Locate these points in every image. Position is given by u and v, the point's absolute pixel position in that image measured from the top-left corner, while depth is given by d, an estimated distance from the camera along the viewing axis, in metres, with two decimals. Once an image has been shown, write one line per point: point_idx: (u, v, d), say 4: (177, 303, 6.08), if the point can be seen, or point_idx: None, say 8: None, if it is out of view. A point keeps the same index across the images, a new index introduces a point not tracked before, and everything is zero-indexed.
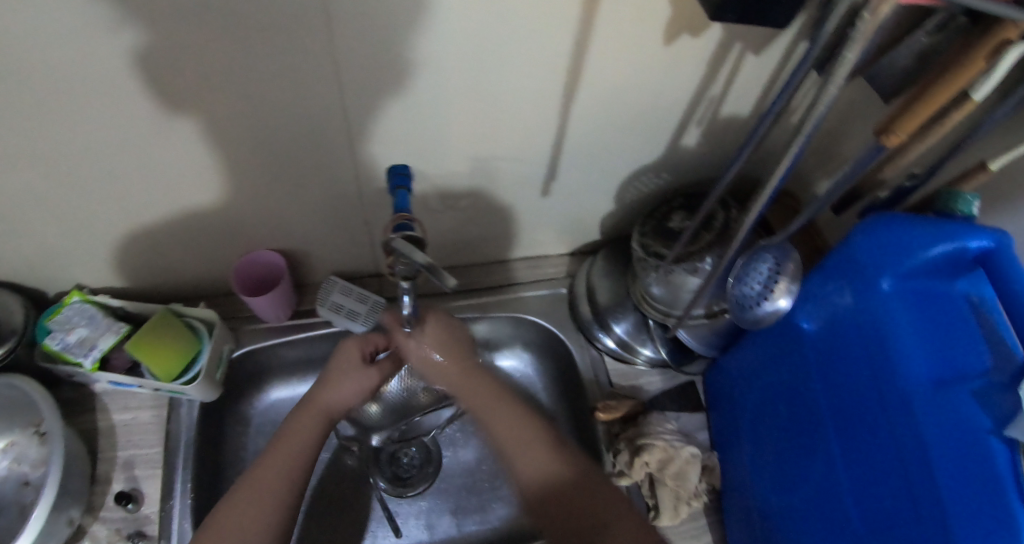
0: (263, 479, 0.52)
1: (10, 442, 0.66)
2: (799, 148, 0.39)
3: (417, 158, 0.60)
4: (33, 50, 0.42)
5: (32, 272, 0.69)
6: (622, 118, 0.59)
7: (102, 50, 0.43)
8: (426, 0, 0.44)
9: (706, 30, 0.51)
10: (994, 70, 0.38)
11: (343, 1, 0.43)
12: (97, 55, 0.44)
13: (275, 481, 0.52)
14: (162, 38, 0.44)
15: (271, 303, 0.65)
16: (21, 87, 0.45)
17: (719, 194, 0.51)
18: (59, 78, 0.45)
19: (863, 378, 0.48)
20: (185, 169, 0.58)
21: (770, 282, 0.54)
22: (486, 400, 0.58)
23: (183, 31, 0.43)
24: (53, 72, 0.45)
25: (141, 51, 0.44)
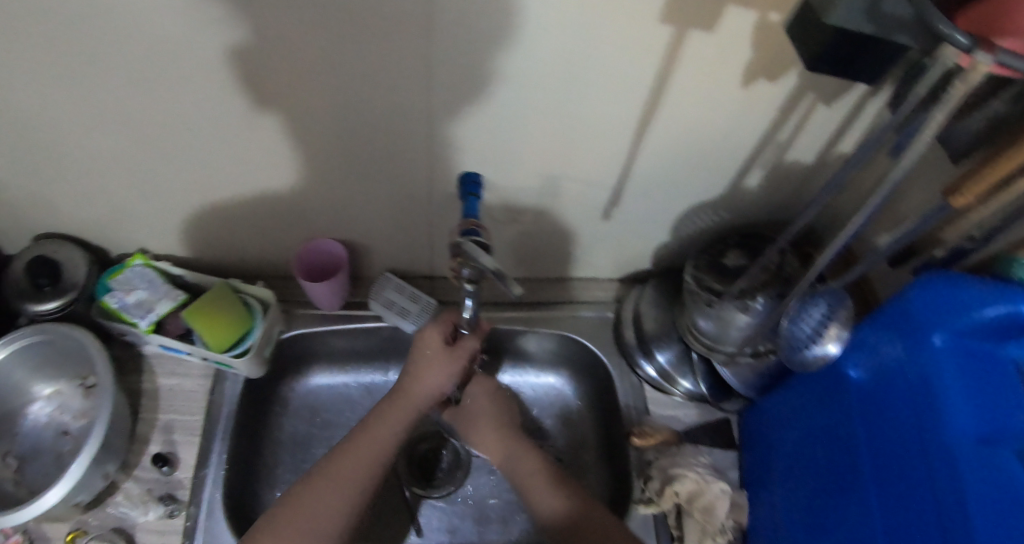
0: (333, 479, 0.57)
1: (55, 390, 0.69)
2: (874, 204, 0.42)
3: (490, 167, 0.62)
4: (164, 22, 0.46)
5: (102, 230, 0.72)
6: (690, 152, 0.62)
7: (225, 28, 0.47)
8: (528, 19, 0.47)
9: (783, 76, 0.54)
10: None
11: (451, 12, 0.46)
12: (219, 33, 0.47)
13: (348, 484, 0.57)
14: (279, 25, 0.47)
15: (328, 291, 0.67)
16: (140, 53, 0.49)
17: (791, 233, 0.52)
18: (176, 49, 0.49)
19: (907, 429, 0.48)
20: (268, 152, 0.61)
21: (820, 326, 0.56)
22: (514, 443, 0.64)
23: (299, 20, 0.46)
24: (172, 43, 0.48)
25: (258, 34, 0.48)
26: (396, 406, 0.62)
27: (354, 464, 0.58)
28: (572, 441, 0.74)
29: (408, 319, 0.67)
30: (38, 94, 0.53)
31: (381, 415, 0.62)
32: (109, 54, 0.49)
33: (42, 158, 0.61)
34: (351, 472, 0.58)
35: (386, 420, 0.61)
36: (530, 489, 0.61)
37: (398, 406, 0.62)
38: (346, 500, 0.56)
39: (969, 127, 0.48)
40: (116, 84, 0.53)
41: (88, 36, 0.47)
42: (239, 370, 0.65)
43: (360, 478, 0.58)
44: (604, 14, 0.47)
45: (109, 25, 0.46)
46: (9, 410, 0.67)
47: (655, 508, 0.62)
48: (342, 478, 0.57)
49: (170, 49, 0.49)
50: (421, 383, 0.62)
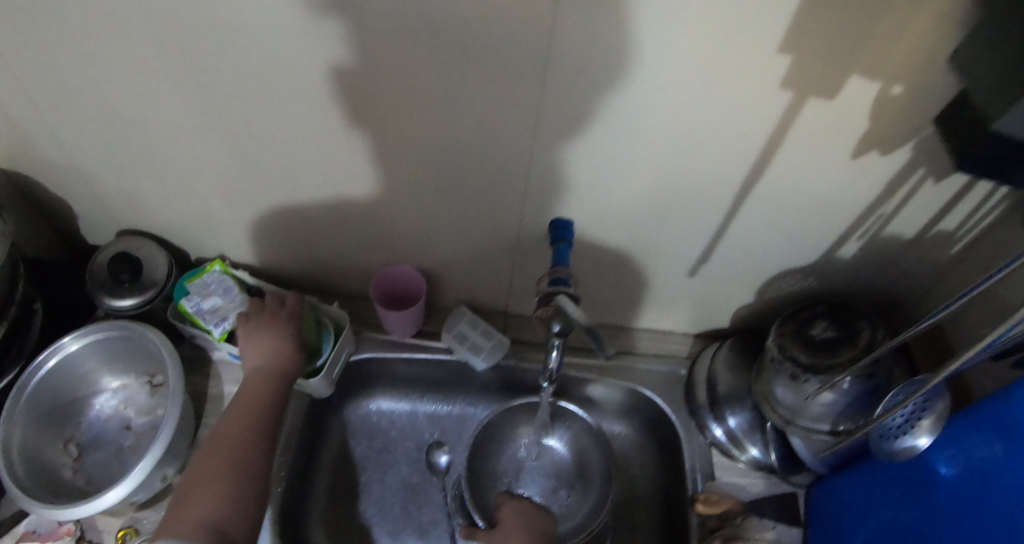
0: (213, 464, 0.51)
1: (122, 384, 0.70)
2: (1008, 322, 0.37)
3: (582, 214, 0.61)
4: (283, 44, 0.47)
5: (185, 233, 0.73)
6: (788, 217, 0.60)
7: (338, 55, 0.48)
8: (642, 72, 0.47)
9: (898, 149, 0.52)
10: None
11: (567, 58, 0.46)
12: (331, 57, 0.48)
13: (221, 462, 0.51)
14: (392, 56, 0.47)
15: (402, 320, 0.67)
16: (252, 68, 0.50)
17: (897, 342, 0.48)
18: (286, 67, 0.49)
19: (1000, 539, 0.45)
20: (356, 174, 0.61)
21: (912, 416, 0.52)
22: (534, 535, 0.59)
23: (412, 49, 0.47)
24: (284, 61, 0.49)
25: (369, 62, 0.48)
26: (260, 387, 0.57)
27: (234, 439, 0.54)
28: (630, 495, 0.71)
29: (479, 356, 0.67)
30: (148, 99, 0.55)
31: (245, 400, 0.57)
32: (223, 67, 0.50)
33: (138, 157, 0.62)
34: (230, 464, 0.51)
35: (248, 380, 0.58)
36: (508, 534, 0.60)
37: (252, 396, 0.57)
38: (240, 483, 0.50)
39: None
40: (224, 96, 0.53)
41: (206, 49, 0.48)
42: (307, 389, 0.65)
43: (241, 464, 0.52)
44: (720, 71, 0.46)
45: (228, 38, 0.47)
46: (77, 399, 0.68)
47: None
48: (217, 457, 0.52)
49: (282, 66, 0.50)
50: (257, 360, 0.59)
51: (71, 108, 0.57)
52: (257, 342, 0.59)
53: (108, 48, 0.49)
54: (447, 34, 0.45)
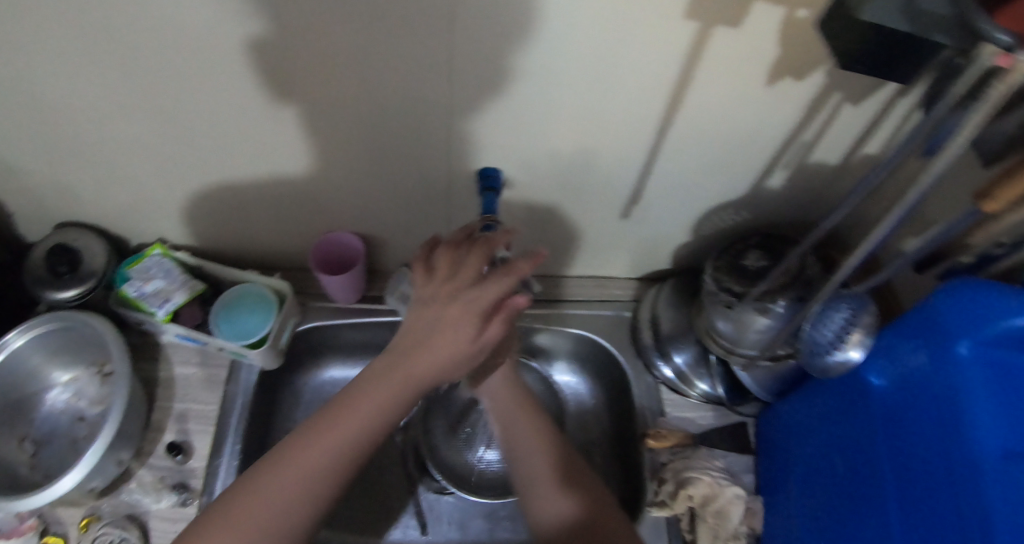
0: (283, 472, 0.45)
1: (72, 377, 0.70)
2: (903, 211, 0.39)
3: (510, 162, 0.62)
4: (178, 14, 0.46)
5: (122, 219, 0.72)
6: (712, 151, 0.60)
7: (237, 24, 0.47)
8: (543, 17, 0.46)
9: (811, 75, 0.52)
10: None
11: (471, 8, 0.45)
12: (229, 27, 0.47)
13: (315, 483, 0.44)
14: (292, 20, 0.46)
15: (343, 284, 0.67)
16: (155, 42, 0.49)
17: (816, 239, 0.50)
18: (189, 38, 0.48)
19: (933, 443, 0.47)
20: (283, 143, 0.60)
21: (843, 332, 0.53)
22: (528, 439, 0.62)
23: (313, 7, 0.45)
24: (185, 32, 0.48)
25: (273, 30, 0.48)
26: (389, 379, 0.46)
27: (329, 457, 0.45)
28: (583, 440, 0.74)
29: None
30: (56, 82, 0.53)
31: (365, 393, 0.46)
32: (124, 43, 0.49)
33: (57, 146, 0.61)
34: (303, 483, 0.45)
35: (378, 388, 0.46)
36: (541, 483, 0.59)
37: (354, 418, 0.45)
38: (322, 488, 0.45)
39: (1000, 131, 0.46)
40: (133, 73, 0.52)
41: (103, 25, 0.47)
42: (253, 361, 0.66)
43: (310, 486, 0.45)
44: (624, 8, 0.45)
45: (124, 14, 0.46)
46: (28, 395, 0.68)
47: (668, 511, 0.61)
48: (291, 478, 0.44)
49: (188, 39, 0.48)
50: (418, 362, 0.46)
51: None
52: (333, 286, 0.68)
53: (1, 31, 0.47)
54: None
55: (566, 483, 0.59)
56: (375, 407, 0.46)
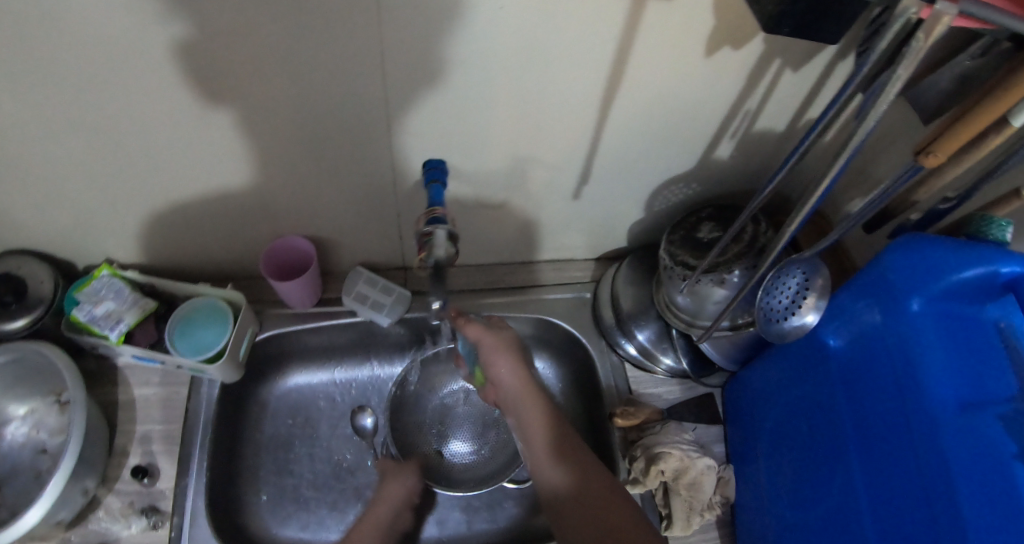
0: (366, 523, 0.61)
1: (30, 409, 0.66)
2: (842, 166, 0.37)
3: (455, 153, 0.61)
4: (88, 28, 0.43)
5: (64, 242, 0.69)
6: (659, 125, 0.59)
7: (157, 33, 0.44)
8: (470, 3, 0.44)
9: (748, 44, 0.51)
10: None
11: None
12: (147, 36, 0.44)
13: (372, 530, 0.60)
14: (211, 24, 0.44)
15: (299, 289, 0.67)
16: (64, 60, 0.46)
17: (755, 208, 0.50)
18: (103, 52, 0.45)
19: (889, 400, 0.47)
20: (223, 152, 0.58)
21: (798, 297, 0.53)
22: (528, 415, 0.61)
23: (226, 9, 0.43)
24: (98, 46, 0.45)
25: (191, 36, 0.45)
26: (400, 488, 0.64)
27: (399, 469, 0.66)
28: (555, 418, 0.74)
29: (383, 313, 0.68)
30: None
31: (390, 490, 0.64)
32: (33, 63, 0.46)
33: None
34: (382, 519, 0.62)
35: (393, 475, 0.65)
36: (537, 456, 0.60)
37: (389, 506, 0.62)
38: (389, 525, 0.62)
39: (938, 85, 0.45)
40: (47, 94, 0.49)
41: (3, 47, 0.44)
42: (213, 375, 0.65)
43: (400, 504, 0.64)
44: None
45: (21, 32, 0.43)
46: None
47: (642, 488, 0.62)
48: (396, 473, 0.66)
49: (98, 52, 0.45)
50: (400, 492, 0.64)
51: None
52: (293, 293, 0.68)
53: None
54: None
55: (560, 460, 0.59)
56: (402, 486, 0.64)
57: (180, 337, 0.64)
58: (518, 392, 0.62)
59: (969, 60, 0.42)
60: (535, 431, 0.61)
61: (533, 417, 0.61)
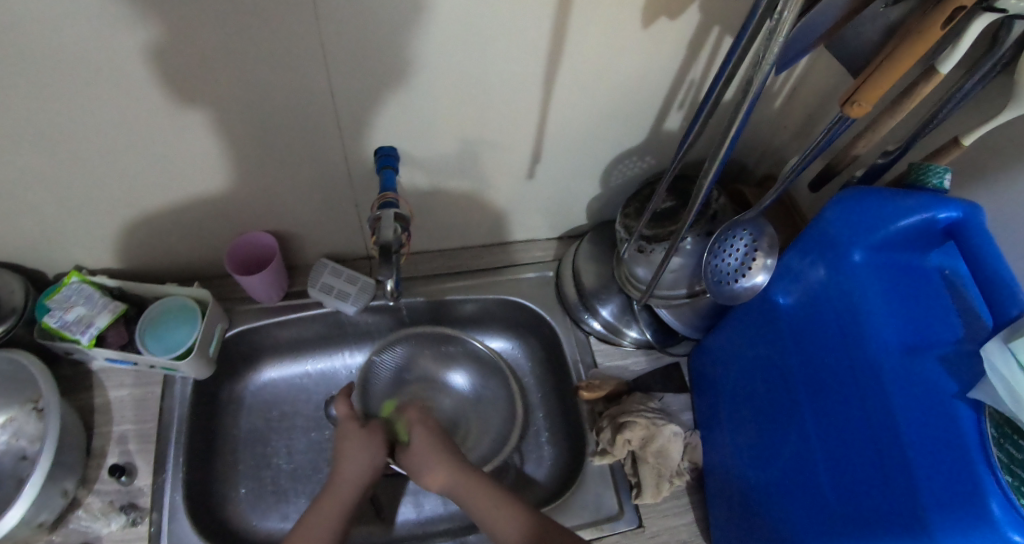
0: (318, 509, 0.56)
1: (9, 418, 0.66)
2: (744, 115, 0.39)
3: (404, 140, 0.61)
4: (16, 38, 0.43)
5: (30, 254, 0.69)
6: (606, 99, 0.59)
7: (84, 38, 0.44)
8: None
9: (684, 12, 0.50)
10: (963, 34, 0.37)
11: None
12: (77, 42, 0.44)
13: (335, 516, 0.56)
14: (138, 25, 0.44)
15: (264, 282, 0.68)
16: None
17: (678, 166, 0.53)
18: (35, 60, 0.45)
19: (837, 353, 0.47)
20: (175, 153, 0.58)
21: (746, 259, 0.53)
22: (479, 500, 0.56)
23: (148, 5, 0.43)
24: (30, 54, 0.45)
25: (119, 40, 0.45)
26: (365, 460, 0.60)
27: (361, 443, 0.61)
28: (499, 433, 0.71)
29: (348, 302, 0.69)
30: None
31: (349, 462, 0.60)
32: None
33: None
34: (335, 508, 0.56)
35: (353, 449, 0.61)
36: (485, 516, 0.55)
37: (340, 491, 0.58)
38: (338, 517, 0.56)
39: (863, 37, 0.42)
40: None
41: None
42: (186, 372, 0.66)
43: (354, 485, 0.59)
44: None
45: None
46: None
47: (611, 458, 0.63)
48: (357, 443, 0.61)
49: (25, 58, 0.45)
50: (353, 469, 0.59)
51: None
52: (257, 287, 0.68)
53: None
54: None
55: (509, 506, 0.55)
56: (363, 460, 0.60)
57: (149, 335, 0.66)
58: (451, 467, 0.59)
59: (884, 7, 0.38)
60: (481, 498, 0.56)
61: (481, 501, 0.56)
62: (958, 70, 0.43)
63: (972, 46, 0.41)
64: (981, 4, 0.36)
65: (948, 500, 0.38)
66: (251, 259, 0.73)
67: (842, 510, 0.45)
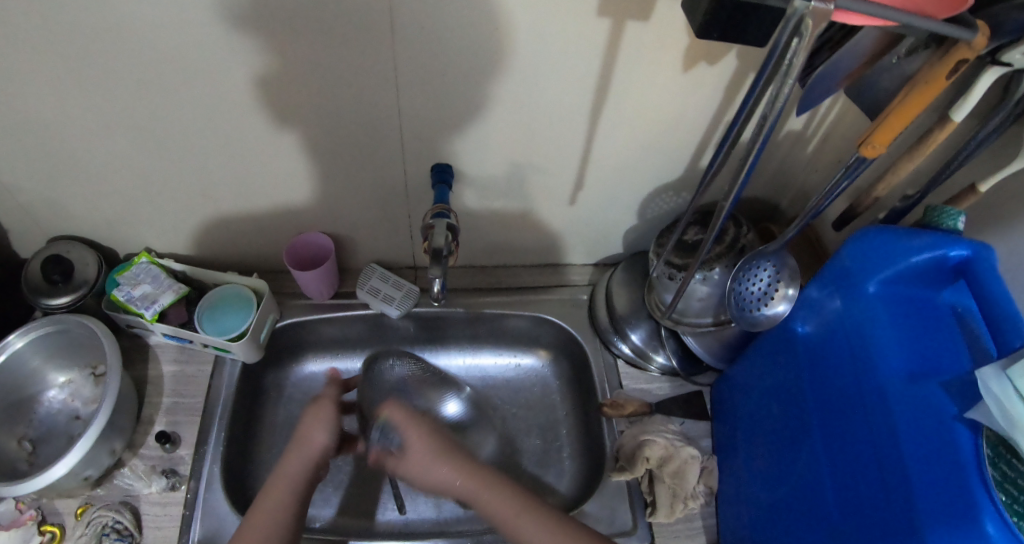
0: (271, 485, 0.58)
1: (68, 379, 0.71)
2: (750, 165, 0.43)
3: (459, 158, 0.67)
4: (150, 37, 0.51)
5: (110, 232, 0.76)
6: (645, 134, 0.65)
7: (204, 44, 0.52)
8: (470, 21, 0.51)
9: (722, 58, 0.56)
10: (973, 87, 0.42)
11: (408, 13, 0.50)
12: (197, 47, 0.52)
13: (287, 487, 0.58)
14: (250, 37, 0.52)
15: (316, 280, 0.74)
16: (127, 65, 0.53)
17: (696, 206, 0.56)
18: (160, 59, 0.53)
19: (847, 377, 0.50)
20: (255, 154, 0.65)
21: (771, 286, 0.56)
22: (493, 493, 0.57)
23: (262, 21, 0.50)
24: (157, 54, 0.53)
25: (230, 48, 0.53)
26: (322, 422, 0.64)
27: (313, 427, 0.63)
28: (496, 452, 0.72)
29: (392, 305, 0.74)
30: (37, 106, 0.57)
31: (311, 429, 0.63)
32: (102, 67, 0.53)
33: (45, 166, 0.65)
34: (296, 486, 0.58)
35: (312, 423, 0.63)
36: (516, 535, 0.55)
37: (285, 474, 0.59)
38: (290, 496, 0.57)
39: (881, 84, 0.47)
40: (105, 91, 0.56)
41: (76, 49, 0.51)
42: (236, 354, 0.71)
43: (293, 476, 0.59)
44: (536, 9, 0.50)
45: (97, 40, 0.51)
46: (24, 397, 0.69)
47: (628, 475, 0.65)
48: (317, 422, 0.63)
49: (151, 55, 0.53)
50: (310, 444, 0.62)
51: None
52: (310, 280, 0.74)
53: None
54: (295, 9, 0.49)
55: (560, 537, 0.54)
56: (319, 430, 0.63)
57: (207, 319, 0.71)
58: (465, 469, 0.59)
59: (899, 59, 0.44)
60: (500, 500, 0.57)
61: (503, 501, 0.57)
62: (971, 121, 0.48)
63: (983, 100, 0.46)
64: (990, 59, 0.40)
65: (946, 516, 0.40)
66: (307, 257, 0.79)
67: (845, 527, 0.47)
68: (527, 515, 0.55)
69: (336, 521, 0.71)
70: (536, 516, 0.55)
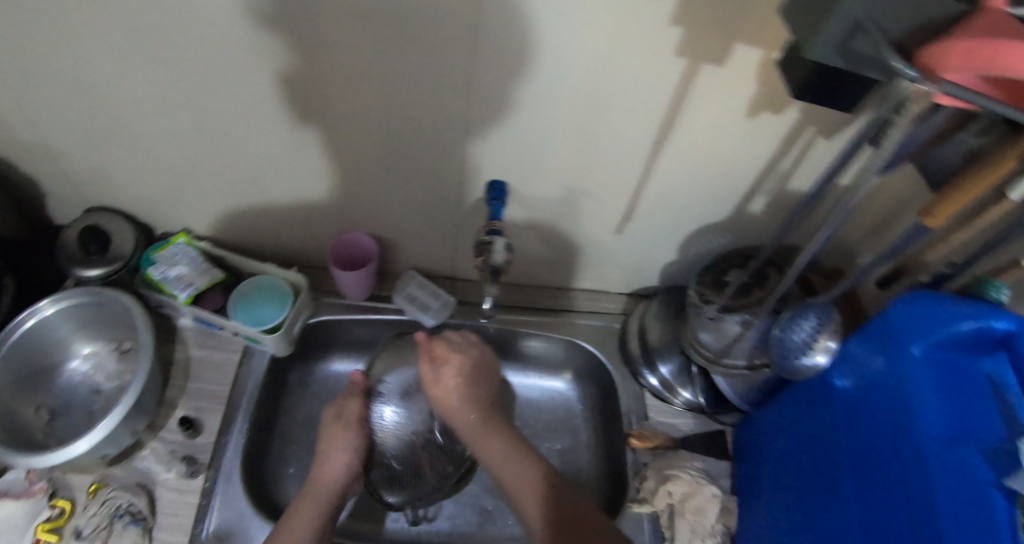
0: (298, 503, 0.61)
1: (92, 351, 0.70)
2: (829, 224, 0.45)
3: (515, 176, 0.68)
4: (236, 24, 0.51)
5: (151, 208, 0.76)
6: (699, 173, 0.67)
7: (288, 35, 0.52)
8: (552, 46, 0.53)
9: (787, 111, 0.58)
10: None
11: (494, 32, 0.51)
12: (281, 38, 0.53)
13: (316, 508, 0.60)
14: (333, 34, 0.52)
15: (357, 281, 0.74)
16: (206, 46, 0.54)
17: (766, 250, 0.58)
18: (241, 45, 0.53)
19: (886, 433, 0.51)
20: (314, 149, 0.66)
21: (812, 337, 0.58)
22: (479, 433, 0.67)
23: (351, 22, 0.51)
24: (238, 40, 0.53)
25: (311, 42, 0.53)
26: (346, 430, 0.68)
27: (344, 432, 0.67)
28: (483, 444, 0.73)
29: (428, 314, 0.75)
30: (109, 76, 0.57)
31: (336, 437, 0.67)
32: (182, 44, 0.54)
33: (97, 134, 0.65)
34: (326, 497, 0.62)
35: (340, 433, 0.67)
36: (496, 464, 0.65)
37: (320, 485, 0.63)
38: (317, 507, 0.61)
39: (946, 157, 0.49)
40: (180, 70, 0.57)
41: (158, 25, 0.52)
42: (267, 346, 0.70)
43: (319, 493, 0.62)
44: (623, 40, 0.52)
45: (184, 20, 0.51)
46: (46, 365, 0.68)
47: (649, 507, 0.66)
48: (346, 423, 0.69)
49: (234, 37, 0.53)
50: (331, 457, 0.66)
51: (24, 86, 0.59)
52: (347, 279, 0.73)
53: (64, 23, 0.52)
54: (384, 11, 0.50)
55: (523, 457, 0.65)
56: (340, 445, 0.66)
57: (241, 307, 0.70)
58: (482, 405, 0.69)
59: (971, 138, 0.46)
60: (496, 445, 0.66)
61: (490, 442, 0.66)
62: None
63: None
64: None
65: None
66: (348, 255, 0.79)
67: None
68: (513, 460, 0.64)
69: (347, 525, 0.71)
70: (525, 461, 0.64)
